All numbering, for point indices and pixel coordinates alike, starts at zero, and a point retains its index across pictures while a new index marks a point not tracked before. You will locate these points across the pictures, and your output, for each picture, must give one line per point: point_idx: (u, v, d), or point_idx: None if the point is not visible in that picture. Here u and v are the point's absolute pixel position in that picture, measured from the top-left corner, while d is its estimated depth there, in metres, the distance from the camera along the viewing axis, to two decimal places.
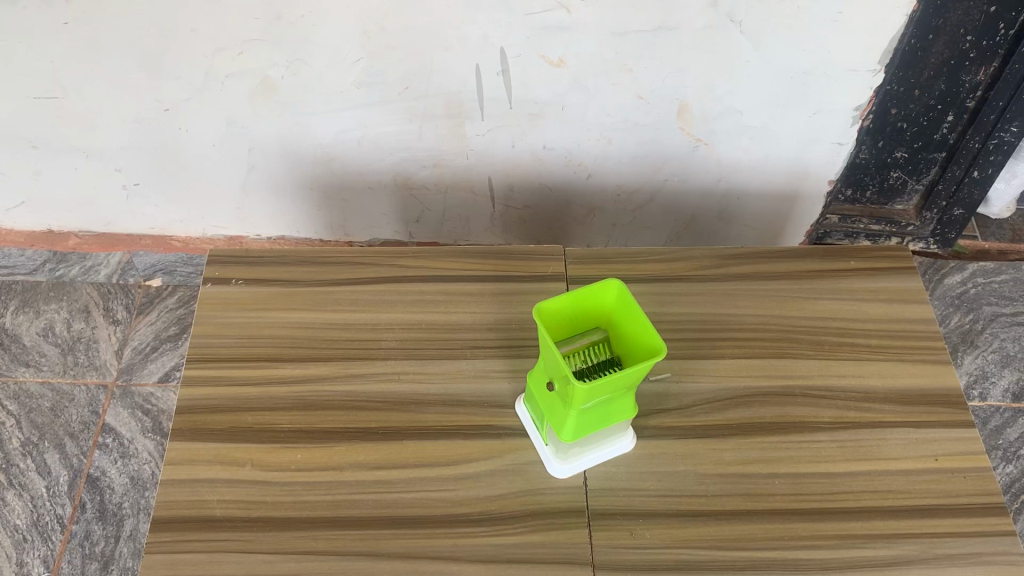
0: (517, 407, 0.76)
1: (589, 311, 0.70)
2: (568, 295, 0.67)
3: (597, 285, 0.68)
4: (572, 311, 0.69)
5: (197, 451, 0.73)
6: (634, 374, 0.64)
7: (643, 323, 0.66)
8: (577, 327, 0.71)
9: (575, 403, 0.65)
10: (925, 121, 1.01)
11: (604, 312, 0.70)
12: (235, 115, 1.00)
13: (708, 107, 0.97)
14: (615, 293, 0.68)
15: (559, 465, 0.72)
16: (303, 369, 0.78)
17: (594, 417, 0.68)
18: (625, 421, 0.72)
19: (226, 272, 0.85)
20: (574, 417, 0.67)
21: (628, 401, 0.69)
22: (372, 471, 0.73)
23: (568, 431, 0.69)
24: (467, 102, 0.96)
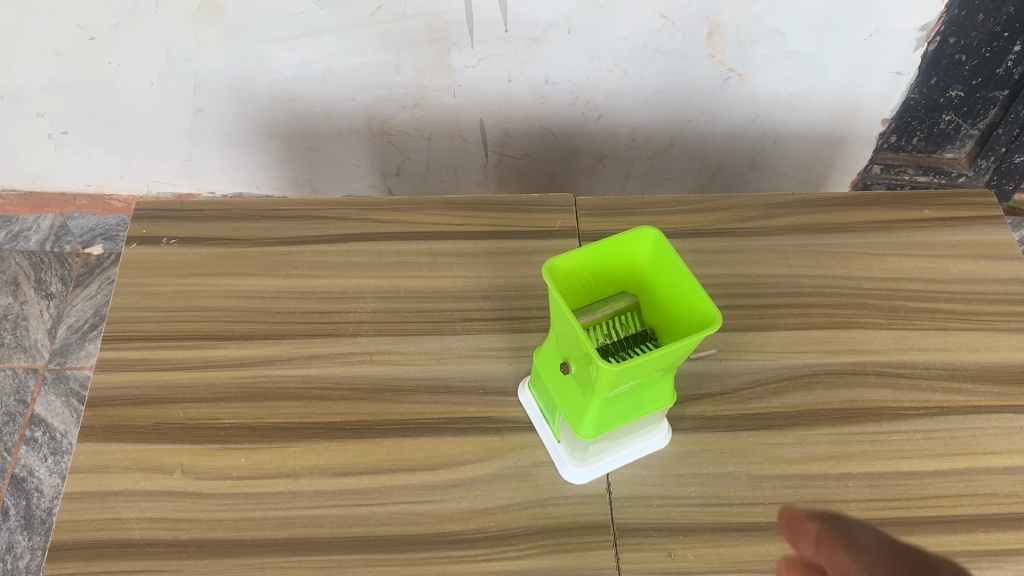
0: (520, 395, 0.60)
1: (615, 269, 0.54)
2: (590, 248, 0.51)
3: (626, 235, 0.52)
4: (594, 269, 0.53)
5: (113, 456, 0.57)
6: (680, 350, 0.48)
7: (688, 283, 0.50)
8: (598, 289, 0.55)
9: (599, 388, 0.49)
10: (988, 52, 0.82)
11: (635, 270, 0.54)
12: (175, 44, 0.82)
13: (744, 28, 0.80)
14: (650, 245, 0.52)
15: (574, 468, 0.57)
16: (251, 350, 0.62)
17: (622, 406, 0.53)
18: (661, 410, 0.56)
19: (156, 228, 0.69)
20: (598, 406, 0.51)
21: (667, 384, 0.54)
22: (337, 479, 0.57)
23: (588, 424, 0.53)
24: (453, 25, 0.79)
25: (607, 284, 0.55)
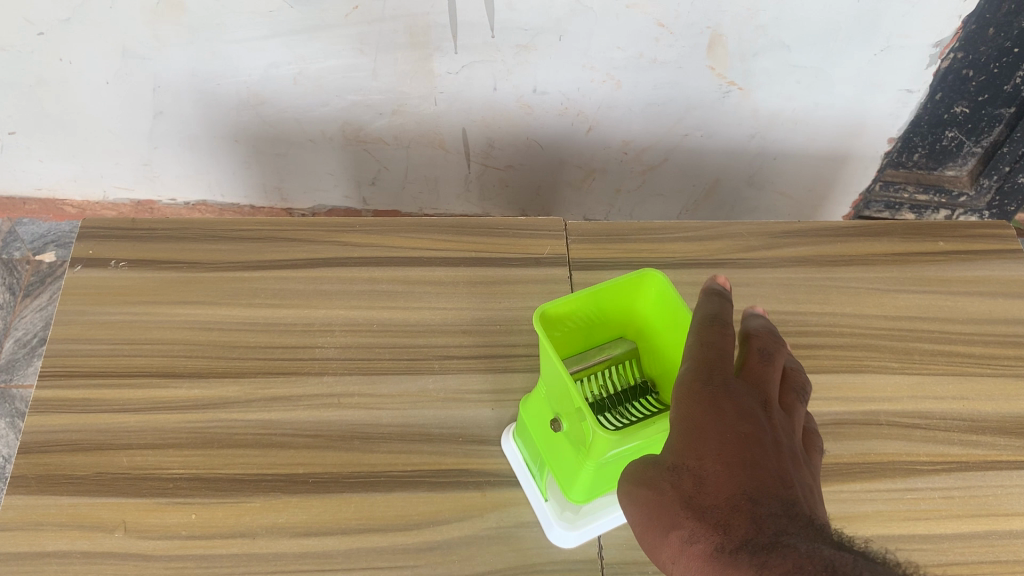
0: (504, 444, 0.55)
1: (613, 309, 0.49)
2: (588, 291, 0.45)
3: (628, 277, 0.46)
4: (588, 310, 0.48)
5: (46, 511, 0.51)
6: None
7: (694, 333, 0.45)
8: (592, 332, 0.50)
9: (593, 456, 0.43)
10: (997, 69, 0.75)
11: (634, 312, 0.49)
12: (131, 41, 0.75)
13: (747, 40, 0.74)
14: (655, 291, 0.47)
15: (564, 530, 0.51)
16: (206, 390, 0.56)
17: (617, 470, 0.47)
18: None
19: (105, 250, 0.63)
20: (589, 472, 0.45)
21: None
22: (298, 540, 0.50)
23: (580, 488, 0.47)
24: (435, 28, 0.73)
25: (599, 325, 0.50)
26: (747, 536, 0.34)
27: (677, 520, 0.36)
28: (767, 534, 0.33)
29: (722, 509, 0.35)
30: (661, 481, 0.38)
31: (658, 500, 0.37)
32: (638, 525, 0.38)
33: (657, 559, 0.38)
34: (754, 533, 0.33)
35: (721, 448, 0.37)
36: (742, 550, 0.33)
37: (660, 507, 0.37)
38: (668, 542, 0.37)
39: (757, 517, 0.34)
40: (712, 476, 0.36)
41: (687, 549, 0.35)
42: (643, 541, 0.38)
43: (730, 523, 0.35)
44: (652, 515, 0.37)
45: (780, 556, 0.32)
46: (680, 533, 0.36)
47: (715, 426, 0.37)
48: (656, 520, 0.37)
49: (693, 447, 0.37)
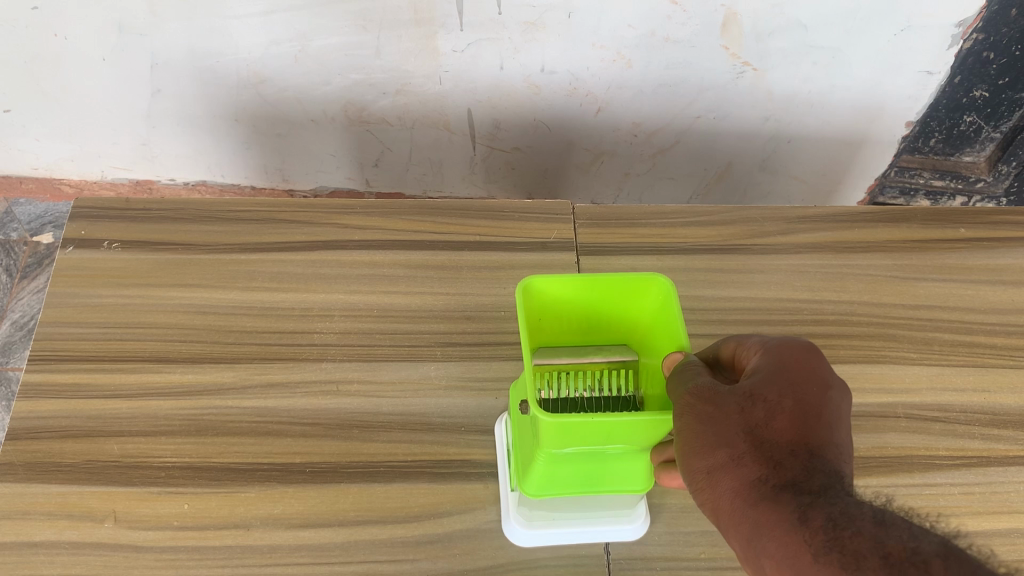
0: (497, 430, 0.53)
1: (615, 307, 0.47)
2: (584, 277, 0.45)
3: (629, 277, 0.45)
4: (586, 300, 0.47)
5: (34, 500, 0.49)
6: (654, 415, 0.39)
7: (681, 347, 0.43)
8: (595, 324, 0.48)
9: (543, 435, 0.41)
10: (1019, 51, 0.73)
11: (641, 316, 0.48)
12: (128, 16, 0.73)
13: (763, 19, 0.72)
14: (659, 298, 0.45)
15: (513, 524, 0.49)
16: (200, 375, 0.54)
17: (576, 467, 0.44)
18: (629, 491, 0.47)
19: (97, 230, 0.61)
20: (543, 457, 0.43)
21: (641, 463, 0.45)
22: (293, 532, 0.49)
23: (534, 477, 0.45)
24: (440, 5, 0.71)
25: (604, 320, 0.49)
26: (796, 480, 0.34)
27: (731, 439, 0.36)
28: (817, 483, 0.34)
29: (779, 447, 0.36)
30: (726, 399, 0.37)
31: (719, 417, 0.37)
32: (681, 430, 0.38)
33: (684, 465, 0.38)
34: (805, 478, 0.34)
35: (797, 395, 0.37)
36: (789, 488, 0.34)
37: (721, 420, 0.37)
38: (710, 453, 0.36)
39: (812, 466, 0.35)
40: (782, 413, 0.36)
41: (732, 469, 0.36)
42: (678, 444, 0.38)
43: (786, 461, 0.35)
44: (701, 429, 0.37)
45: (835, 506, 0.33)
46: (729, 450, 0.36)
47: (795, 375, 0.38)
48: (700, 433, 0.37)
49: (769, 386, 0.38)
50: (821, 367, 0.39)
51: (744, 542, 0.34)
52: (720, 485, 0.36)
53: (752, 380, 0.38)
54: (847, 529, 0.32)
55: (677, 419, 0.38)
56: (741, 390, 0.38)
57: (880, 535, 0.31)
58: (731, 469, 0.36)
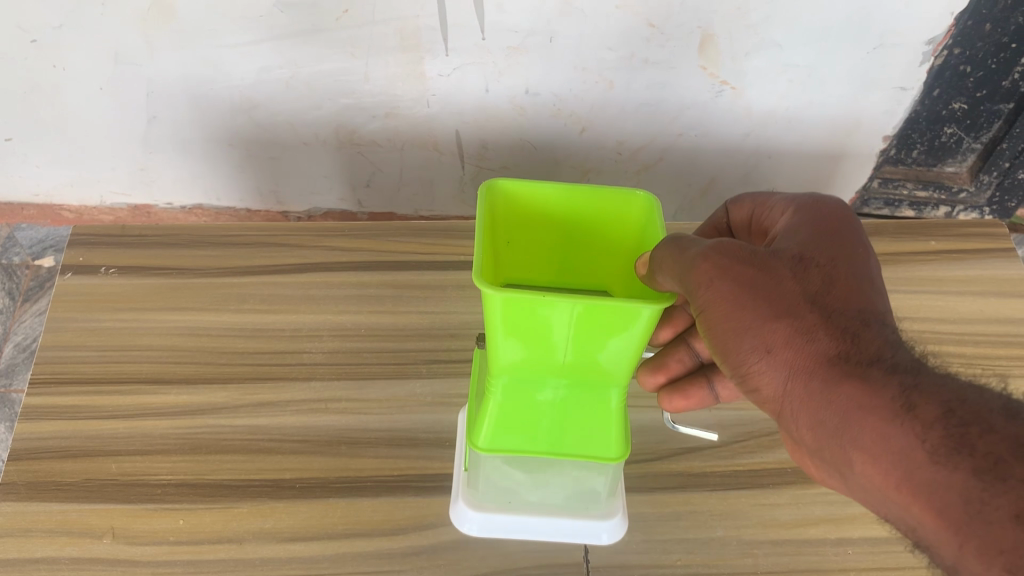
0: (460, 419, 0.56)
1: (591, 242, 0.54)
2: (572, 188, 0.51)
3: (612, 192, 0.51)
4: (560, 231, 0.54)
5: (35, 518, 0.51)
6: (599, 338, 0.43)
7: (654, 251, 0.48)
8: (582, 246, 0.54)
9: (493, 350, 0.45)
10: (994, 65, 0.77)
11: (622, 242, 0.53)
12: (125, 47, 0.76)
13: (738, 38, 0.74)
14: (640, 212, 0.51)
15: (471, 518, 0.51)
16: (194, 395, 0.56)
17: (530, 401, 0.48)
18: (584, 447, 0.50)
19: (94, 256, 0.63)
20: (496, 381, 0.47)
21: (600, 411, 0.48)
22: (283, 546, 0.50)
23: (490, 414, 0.49)
24: (425, 31, 0.73)
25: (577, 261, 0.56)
26: (870, 353, 0.38)
27: (799, 312, 0.40)
28: (891, 359, 0.38)
29: (846, 321, 0.40)
30: (776, 273, 0.41)
31: (779, 288, 0.41)
32: (717, 297, 0.41)
33: (738, 339, 0.41)
34: (879, 352, 0.38)
35: (841, 276, 0.42)
36: (868, 362, 0.38)
37: (785, 292, 0.40)
38: (772, 327, 0.40)
39: (877, 340, 0.39)
40: (840, 293, 0.41)
41: (805, 339, 0.39)
42: (723, 317, 0.41)
43: (850, 335, 0.39)
44: (766, 297, 0.40)
45: (919, 379, 0.36)
46: (796, 322, 0.40)
47: (842, 255, 0.43)
48: (765, 301, 0.40)
49: (811, 261, 0.43)
50: (855, 239, 0.45)
51: (819, 418, 0.38)
52: (785, 358, 0.39)
53: (798, 255, 0.43)
54: (947, 405, 0.35)
55: (704, 287, 0.41)
56: (789, 267, 0.42)
57: (996, 420, 0.34)
58: (801, 338, 0.39)
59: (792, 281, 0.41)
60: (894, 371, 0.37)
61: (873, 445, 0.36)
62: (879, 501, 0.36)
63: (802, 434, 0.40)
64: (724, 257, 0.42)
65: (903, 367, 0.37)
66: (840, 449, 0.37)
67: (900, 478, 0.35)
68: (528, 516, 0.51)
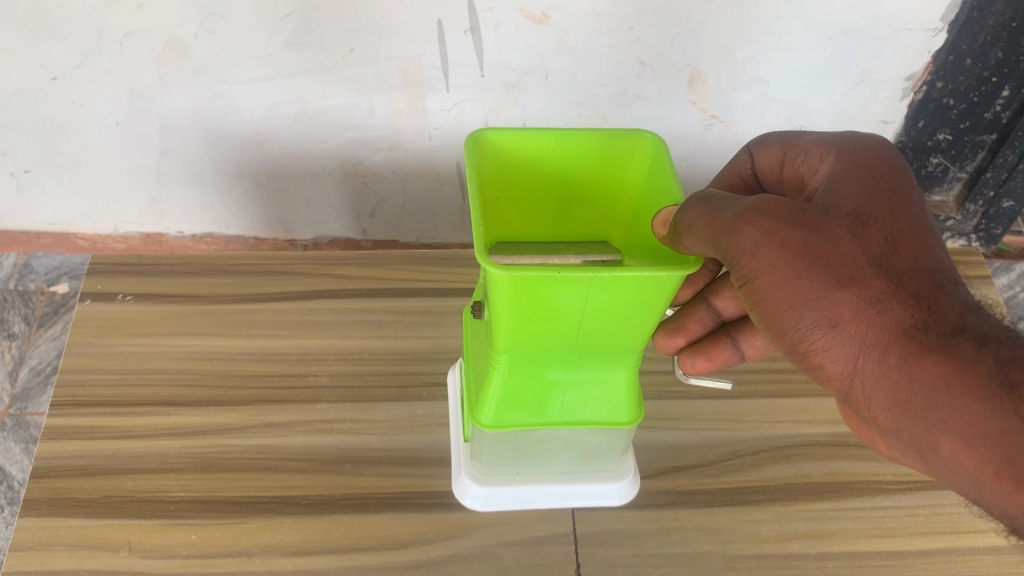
0: (449, 381, 0.62)
1: (594, 191, 0.55)
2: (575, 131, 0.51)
3: (619, 134, 0.52)
4: (562, 183, 0.55)
5: (56, 532, 0.53)
6: (611, 312, 0.43)
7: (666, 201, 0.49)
8: (583, 192, 0.55)
9: (502, 333, 0.45)
10: (976, 97, 0.81)
11: (626, 189, 0.55)
12: (143, 84, 0.79)
13: (726, 75, 0.78)
14: (644, 154, 0.52)
15: (477, 488, 0.55)
16: (206, 417, 0.59)
17: (538, 379, 0.49)
18: (598, 414, 0.52)
19: (112, 284, 0.67)
20: (503, 360, 0.47)
21: (604, 382, 0.50)
22: (291, 559, 0.53)
23: (497, 394, 0.49)
24: (427, 69, 0.77)
25: (573, 210, 0.57)
26: (945, 320, 0.38)
27: (865, 278, 0.39)
28: (968, 323, 0.38)
29: (915, 285, 0.39)
30: (831, 236, 0.40)
31: (841, 253, 0.40)
32: (768, 264, 0.40)
33: (797, 314, 0.40)
34: (955, 317, 0.38)
35: (900, 233, 0.41)
36: (946, 332, 0.37)
37: (845, 256, 0.40)
38: (835, 299, 0.39)
39: (949, 302, 0.38)
40: (904, 252, 0.40)
41: (875, 310, 0.39)
42: (777, 290, 0.41)
43: (920, 301, 0.39)
44: (829, 267, 0.40)
45: (1005, 349, 0.36)
46: (865, 291, 0.39)
47: (898, 204, 0.42)
48: (827, 272, 0.39)
49: (867, 216, 0.41)
50: (905, 184, 0.44)
51: (898, 397, 0.38)
52: (854, 332, 0.39)
53: (851, 206, 0.42)
54: None
55: (747, 253, 0.41)
56: (845, 226, 0.41)
57: None
58: (872, 309, 0.39)
59: (850, 244, 0.40)
60: (974, 341, 0.37)
61: (962, 427, 0.36)
62: (967, 483, 0.37)
63: (874, 411, 0.39)
64: (771, 219, 0.41)
65: (984, 335, 0.37)
66: (922, 430, 0.37)
67: (1000, 465, 0.34)
68: (540, 484, 0.56)
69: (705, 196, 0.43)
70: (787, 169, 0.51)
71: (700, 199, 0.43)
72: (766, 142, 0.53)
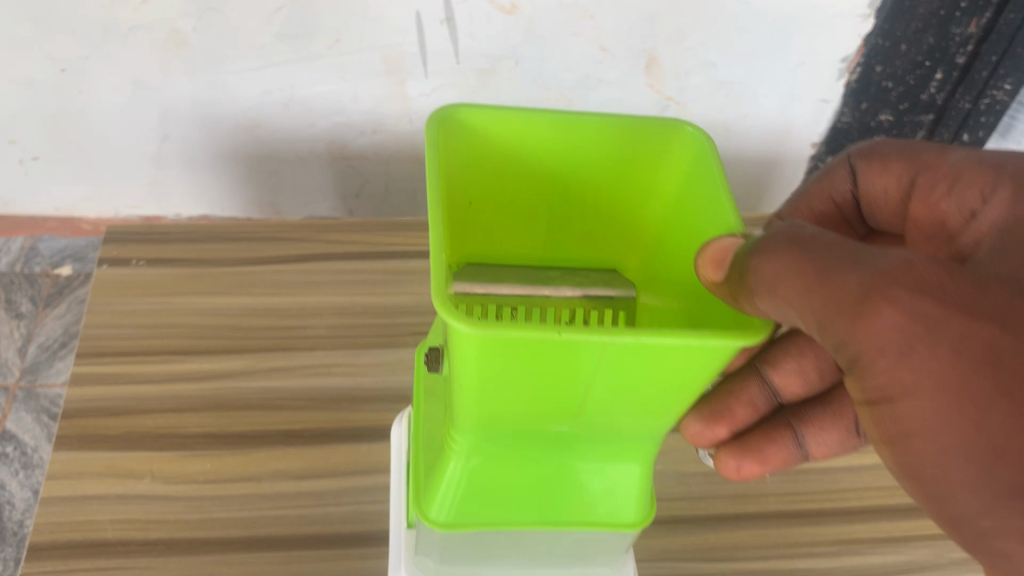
0: (395, 434, 0.62)
1: (621, 203, 0.58)
2: (617, 130, 0.54)
3: (659, 136, 0.54)
4: (591, 192, 0.58)
5: (87, 463, 0.60)
6: (586, 395, 0.43)
7: (700, 224, 0.51)
8: (612, 201, 0.58)
9: (465, 411, 0.45)
10: (912, 80, 0.89)
11: (653, 207, 0.57)
12: (145, 74, 0.86)
13: (679, 61, 0.86)
14: (678, 169, 0.54)
15: None
16: (215, 364, 0.66)
17: (515, 460, 0.48)
18: (573, 504, 0.51)
19: (125, 251, 0.73)
20: (466, 441, 0.47)
21: (582, 466, 0.49)
22: (297, 482, 0.61)
23: (467, 475, 0.49)
24: (407, 57, 0.85)
25: (571, 211, 0.59)
26: None
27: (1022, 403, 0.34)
28: None
29: None
30: (986, 340, 0.35)
31: (1000, 367, 0.35)
32: (894, 340, 0.37)
33: (934, 424, 0.36)
34: None
35: None
36: None
37: (1002, 372, 0.35)
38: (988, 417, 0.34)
39: None
40: None
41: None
42: (916, 392, 0.36)
43: None
44: (985, 383, 0.35)
45: None
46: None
47: None
48: (981, 389, 0.35)
49: None
50: None
51: None
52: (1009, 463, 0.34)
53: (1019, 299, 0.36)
54: None
55: (880, 338, 0.37)
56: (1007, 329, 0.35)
57: None
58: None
59: (1010, 353, 0.35)
60: None
61: None
62: None
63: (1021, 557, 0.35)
64: (921, 304, 0.36)
65: None
66: None
67: None
68: None
69: (813, 245, 0.40)
70: (917, 199, 0.51)
71: (802, 252, 0.40)
72: (876, 158, 0.53)
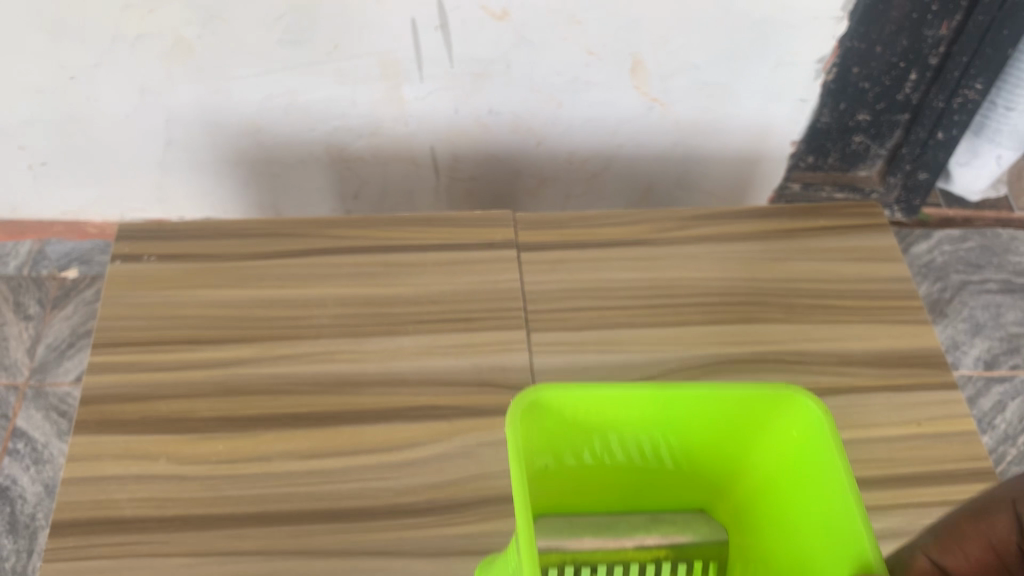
0: None
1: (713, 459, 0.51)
2: (706, 414, 0.48)
3: (771, 400, 0.47)
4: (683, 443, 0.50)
5: (105, 446, 0.64)
6: None
7: (810, 545, 0.45)
8: (701, 459, 0.51)
9: None
10: (888, 80, 0.96)
11: (751, 471, 0.51)
12: (150, 81, 0.90)
13: (661, 63, 0.90)
14: (790, 439, 0.47)
15: None
16: (224, 353, 0.70)
17: None
18: None
19: (137, 248, 0.77)
20: None
21: None
22: (304, 461, 0.64)
23: None
24: (403, 62, 0.88)
25: None
26: None
27: None
28: None
29: None
30: None
31: None
32: None
33: None
34: None
35: None
36: None
37: None
38: None
39: None
40: None
41: None
42: None
43: None
44: None
45: None
46: None
47: None
48: None
49: None
50: None
51: None
52: None
53: None
54: None
55: None
56: None
57: None
58: None
59: None
60: None
61: None
62: None
63: None
64: None
65: None
66: None
67: None
68: None
69: None
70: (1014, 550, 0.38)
71: None
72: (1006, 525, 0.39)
